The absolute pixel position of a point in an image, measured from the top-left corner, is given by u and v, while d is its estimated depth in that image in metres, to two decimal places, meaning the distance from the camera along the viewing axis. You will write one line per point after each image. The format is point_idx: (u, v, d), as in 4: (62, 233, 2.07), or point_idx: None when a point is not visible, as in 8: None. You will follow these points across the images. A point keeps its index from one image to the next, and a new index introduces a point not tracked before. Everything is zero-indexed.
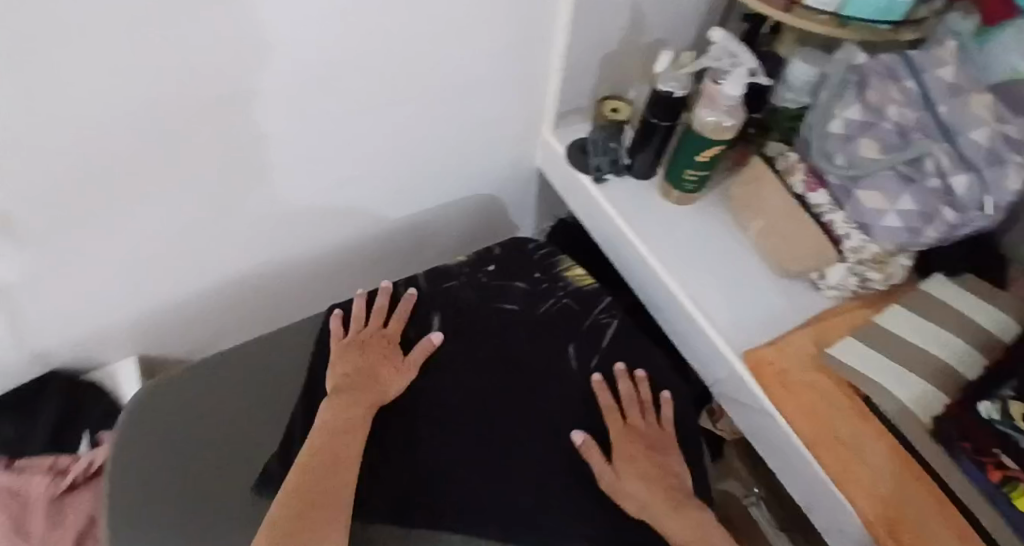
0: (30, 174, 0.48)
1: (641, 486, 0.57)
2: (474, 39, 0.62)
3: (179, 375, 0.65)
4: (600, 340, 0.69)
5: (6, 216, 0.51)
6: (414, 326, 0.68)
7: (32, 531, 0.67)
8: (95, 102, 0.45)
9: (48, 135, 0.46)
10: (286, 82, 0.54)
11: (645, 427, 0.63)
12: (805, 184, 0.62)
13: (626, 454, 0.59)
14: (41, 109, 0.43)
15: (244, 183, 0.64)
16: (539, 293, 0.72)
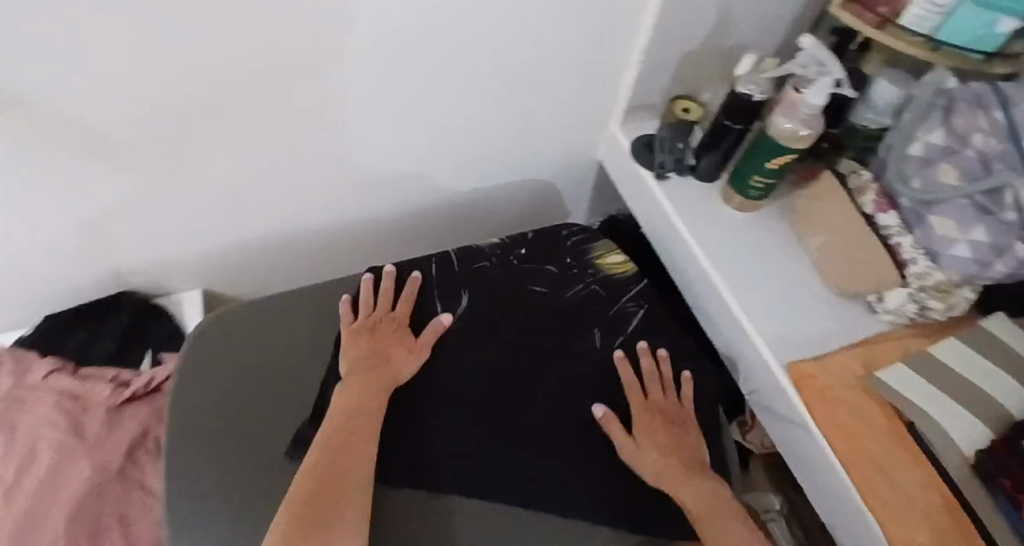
0: (138, 103, 0.52)
1: (658, 456, 0.58)
2: (559, 25, 0.63)
3: (195, 370, 0.62)
4: (626, 326, 0.68)
5: (111, 139, 0.55)
6: (423, 311, 0.66)
7: (87, 434, 0.63)
8: (205, 43, 0.48)
9: (160, 68, 0.49)
10: (376, 47, 0.56)
11: (667, 404, 0.63)
12: (874, 205, 0.62)
13: (647, 427, 0.60)
14: (159, 42, 0.46)
15: (322, 138, 0.67)
16: (568, 278, 0.71)
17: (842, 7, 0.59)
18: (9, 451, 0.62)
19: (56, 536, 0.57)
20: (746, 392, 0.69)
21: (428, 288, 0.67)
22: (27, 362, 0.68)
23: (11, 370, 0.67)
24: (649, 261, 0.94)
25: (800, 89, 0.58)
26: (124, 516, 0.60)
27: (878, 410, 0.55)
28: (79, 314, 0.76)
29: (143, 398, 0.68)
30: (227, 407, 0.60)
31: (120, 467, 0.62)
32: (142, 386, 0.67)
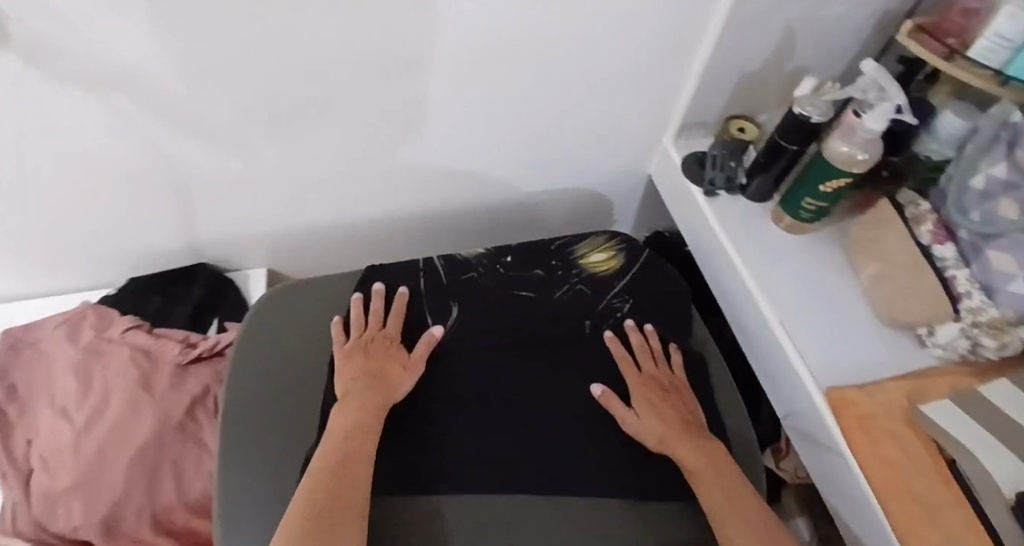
0: (239, 92, 0.59)
1: (660, 422, 0.60)
2: (623, 40, 0.66)
3: (239, 360, 0.65)
4: (615, 318, 0.70)
5: (208, 122, 0.62)
6: (412, 325, 0.67)
7: (155, 388, 0.69)
8: (304, 40, 0.54)
9: (263, 61, 0.56)
10: (450, 55, 0.61)
11: (661, 375, 0.66)
12: (931, 235, 0.60)
13: (646, 397, 0.62)
14: (266, 36, 0.53)
15: (391, 138, 0.72)
16: (554, 280, 0.72)
17: (910, 37, 0.60)
18: (85, 396, 0.68)
19: (118, 478, 0.64)
20: (782, 416, 0.68)
21: (418, 304, 0.68)
22: (108, 316, 0.74)
23: (92, 324, 0.73)
24: (693, 279, 0.94)
25: (860, 113, 0.58)
26: (178, 468, 0.66)
27: (919, 441, 0.54)
28: (158, 280, 0.82)
29: (208, 360, 0.73)
30: (272, 397, 0.62)
31: (180, 422, 0.67)
32: (208, 349, 0.72)
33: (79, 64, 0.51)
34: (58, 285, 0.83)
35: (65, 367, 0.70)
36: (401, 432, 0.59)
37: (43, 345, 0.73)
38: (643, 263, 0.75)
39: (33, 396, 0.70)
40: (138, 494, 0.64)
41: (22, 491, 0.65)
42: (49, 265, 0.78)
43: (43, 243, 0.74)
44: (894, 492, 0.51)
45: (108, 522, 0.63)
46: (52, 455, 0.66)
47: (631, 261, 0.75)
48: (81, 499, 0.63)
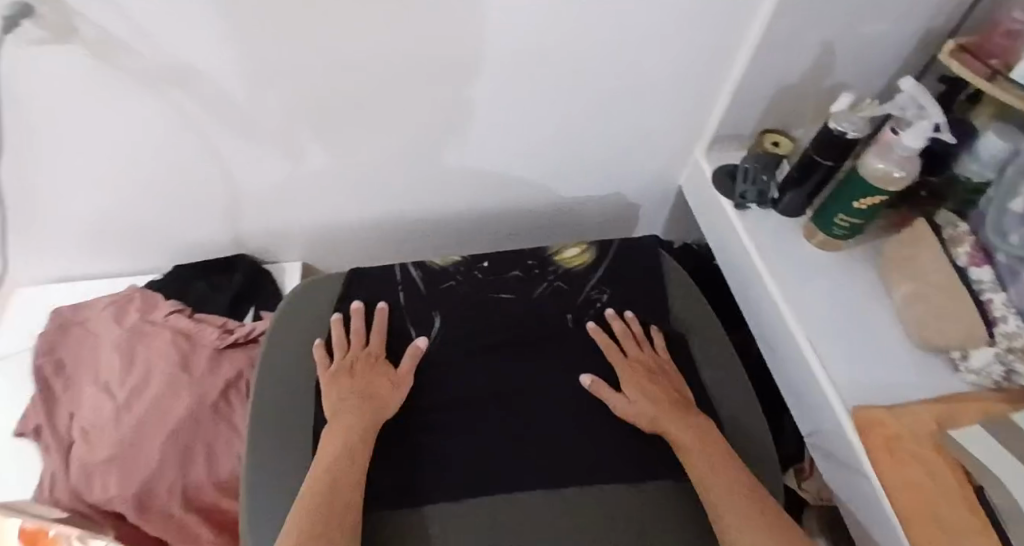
0: (289, 89, 0.62)
1: (650, 401, 0.62)
2: (659, 49, 0.67)
3: (270, 353, 0.66)
4: (597, 312, 0.72)
5: (257, 118, 0.65)
6: (394, 338, 0.68)
7: (193, 370, 0.72)
8: (353, 40, 0.57)
9: (313, 58, 0.59)
10: (489, 58, 0.64)
11: (650, 359, 0.67)
12: (968, 257, 0.60)
13: (633, 380, 0.64)
14: (318, 34, 0.56)
15: (428, 139, 0.74)
16: (532, 279, 0.74)
17: (952, 56, 0.60)
18: (127, 374, 0.71)
19: (155, 453, 0.67)
20: (805, 433, 0.68)
21: (402, 316, 0.70)
22: (152, 301, 0.78)
23: (138, 306, 0.77)
24: (720, 292, 0.94)
25: (897, 130, 0.58)
26: (209, 446, 0.69)
27: (948, 468, 0.52)
28: (202, 268, 0.84)
29: (243, 346, 0.76)
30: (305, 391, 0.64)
31: (214, 404, 0.70)
32: (244, 336, 0.75)
33: (142, 61, 0.55)
34: (108, 269, 0.87)
35: (110, 345, 0.74)
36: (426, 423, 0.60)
37: (90, 324, 0.77)
38: (612, 256, 0.77)
39: (78, 372, 0.74)
40: (171, 470, 0.67)
41: (63, 462, 0.68)
42: (102, 249, 0.83)
43: (98, 227, 0.78)
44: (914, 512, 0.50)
45: (141, 495, 0.65)
46: (93, 429, 0.69)
47: (602, 254, 0.77)
48: (118, 472, 0.66)
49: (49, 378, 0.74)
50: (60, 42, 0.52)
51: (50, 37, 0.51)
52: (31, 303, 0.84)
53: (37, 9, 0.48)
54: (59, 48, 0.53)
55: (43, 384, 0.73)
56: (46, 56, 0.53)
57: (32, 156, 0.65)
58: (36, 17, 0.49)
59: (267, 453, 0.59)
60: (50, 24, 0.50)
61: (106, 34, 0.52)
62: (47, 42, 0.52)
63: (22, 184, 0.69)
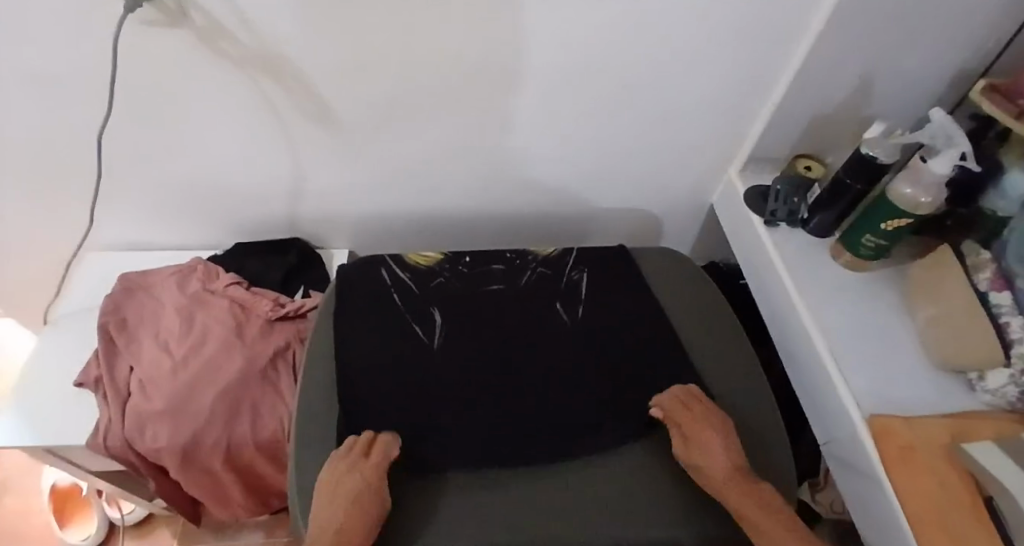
0: (368, 85, 0.69)
1: (720, 466, 0.58)
2: (702, 72, 0.72)
3: (322, 332, 0.70)
4: (579, 294, 0.76)
5: (335, 107, 0.72)
6: (397, 336, 0.68)
7: (246, 336, 0.77)
8: (429, 43, 0.64)
9: (392, 57, 0.65)
10: (548, 69, 0.69)
11: (716, 418, 0.62)
12: (990, 282, 0.62)
13: (701, 444, 0.59)
14: (400, 35, 0.63)
15: (482, 142, 0.80)
16: (515, 270, 0.78)
17: (984, 95, 0.66)
18: (186, 335, 0.77)
19: (205, 408, 0.71)
20: (822, 442, 0.70)
21: (399, 318, 0.70)
22: (213, 272, 0.84)
23: (199, 276, 0.83)
24: (746, 309, 0.96)
25: (926, 158, 0.62)
26: (255, 406, 0.73)
27: (959, 481, 0.55)
28: (261, 246, 0.91)
29: (293, 320, 0.81)
30: (346, 361, 0.66)
31: (263, 368, 0.75)
32: (294, 310, 0.80)
33: (242, 49, 0.63)
34: (172, 241, 0.94)
35: (172, 308, 0.79)
36: (467, 395, 0.64)
37: (153, 289, 0.83)
38: (580, 249, 0.82)
39: (139, 330, 0.80)
40: (218, 425, 0.71)
41: (119, 409, 0.73)
42: (169, 221, 0.90)
43: (169, 200, 0.85)
44: (925, 522, 0.53)
45: (190, 444, 0.71)
46: (149, 381, 0.74)
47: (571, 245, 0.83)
48: (169, 422, 0.71)
49: (112, 334, 0.78)
50: (169, 26, 0.60)
51: (162, 20, 0.59)
52: (100, 267, 0.92)
53: None
54: (168, 31, 0.60)
55: (106, 338, 0.78)
56: (155, 37, 0.61)
57: (125, 127, 0.73)
58: (154, 1, 0.57)
59: (310, 415, 0.63)
60: (165, 9, 0.58)
61: (211, 21, 0.59)
62: (158, 25, 0.59)
63: (111, 153, 0.77)
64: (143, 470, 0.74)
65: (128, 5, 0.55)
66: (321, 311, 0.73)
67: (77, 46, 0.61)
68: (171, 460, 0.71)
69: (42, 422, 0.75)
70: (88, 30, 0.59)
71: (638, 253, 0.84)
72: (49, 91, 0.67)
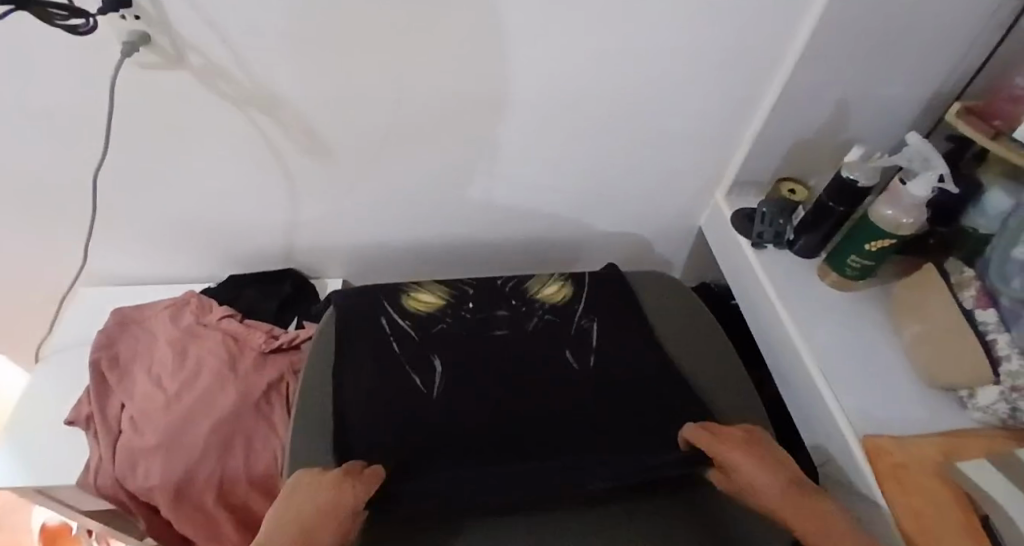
0: (359, 119, 0.71)
1: (760, 482, 0.56)
2: (685, 100, 0.74)
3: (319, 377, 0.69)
4: (590, 341, 0.75)
5: (329, 141, 0.74)
6: (397, 383, 0.67)
7: (239, 369, 0.77)
8: (420, 78, 0.66)
9: (384, 93, 0.67)
10: (537, 100, 0.71)
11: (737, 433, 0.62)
12: (974, 300, 0.63)
13: (732, 463, 0.58)
14: (391, 72, 0.65)
15: (473, 171, 0.81)
16: (520, 317, 0.78)
17: (959, 118, 0.68)
18: (179, 369, 0.77)
19: (199, 442, 0.71)
20: (817, 463, 0.70)
21: (399, 365, 0.69)
22: (206, 305, 0.84)
23: (193, 309, 0.83)
24: (738, 330, 0.97)
25: (905, 181, 0.64)
26: (248, 441, 0.73)
27: (953, 498, 0.55)
28: (256, 279, 0.91)
29: (287, 352, 0.81)
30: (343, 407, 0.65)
31: (257, 401, 0.75)
32: (288, 342, 0.81)
33: (237, 88, 0.65)
34: (166, 274, 0.95)
35: (164, 343, 0.79)
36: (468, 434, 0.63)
37: (146, 323, 0.83)
38: (588, 294, 0.82)
39: (132, 365, 0.79)
40: (211, 460, 0.71)
41: (110, 448, 0.73)
42: (164, 255, 0.90)
43: (164, 234, 0.86)
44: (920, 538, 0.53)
45: (182, 481, 0.70)
46: (141, 417, 0.74)
47: (580, 286, 0.82)
48: (162, 458, 0.70)
49: (104, 371, 0.78)
50: (165, 66, 0.61)
51: (158, 62, 0.61)
52: (93, 302, 0.92)
53: (154, 36, 0.57)
54: (164, 72, 0.62)
55: (98, 376, 0.78)
56: (152, 78, 0.63)
57: (122, 164, 0.74)
58: (150, 43, 0.58)
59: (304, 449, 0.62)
60: (161, 51, 0.59)
61: (207, 61, 0.61)
62: (154, 66, 0.61)
63: (108, 189, 0.78)
64: (135, 509, 0.73)
65: (125, 47, 0.57)
66: (316, 353, 0.72)
67: (75, 88, 0.63)
68: (162, 498, 0.70)
69: (33, 461, 0.74)
70: (86, 72, 0.61)
71: (636, 277, 0.86)
72: (46, 131, 0.68)
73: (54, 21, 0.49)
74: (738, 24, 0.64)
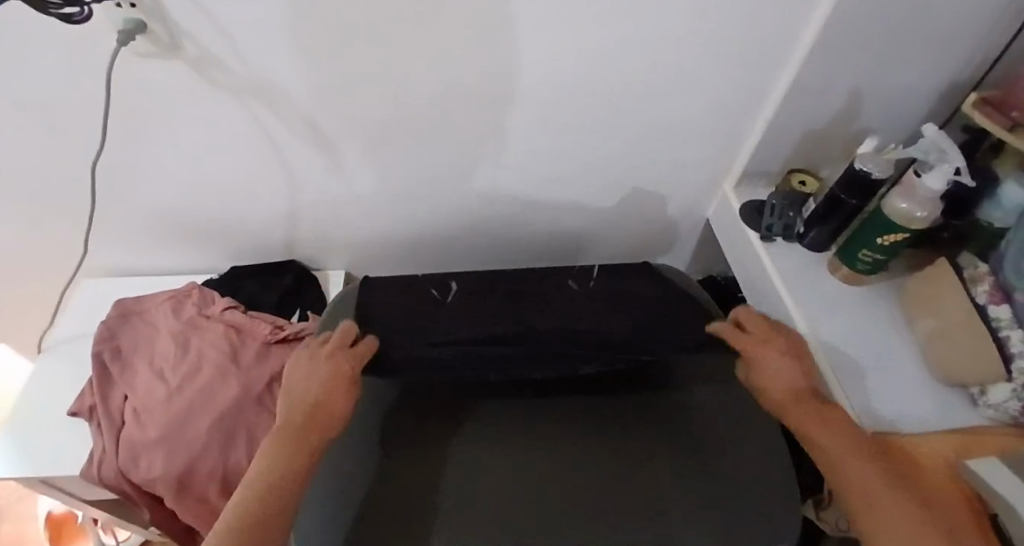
0: (364, 111, 0.70)
1: (771, 377, 0.61)
2: (694, 90, 0.73)
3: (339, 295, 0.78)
4: (592, 272, 0.82)
5: (331, 132, 0.73)
6: (416, 293, 0.77)
7: (242, 360, 0.77)
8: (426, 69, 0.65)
9: (388, 84, 0.66)
10: (544, 92, 0.70)
11: (779, 340, 0.64)
12: (988, 295, 0.61)
13: (762, 362, 0.62)
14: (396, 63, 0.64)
15: (478, 161, 0.80)
16: (530, 264, 0.87)
17: (976, 107, 0.67)
18: (181, 361, 0.76)
19: (200, 435, 0.71)
20: None
21: (420, 283, 0.79)
22: (208, 296, 0.83)
23: (195, 301, 0.82)
24: None
25: (920, 173, 0.62)
26: (252, 430, 0.73)
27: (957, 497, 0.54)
28: (257, 271, 0.90)
29: (291, 343, 0.81)
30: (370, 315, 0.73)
31: (258, 393, 0.75)
32: (294, 333, 0.81)
33: (235, 78, 0.64)
34: (168, 265, 0.94)
35: (166, 334, 0.79)
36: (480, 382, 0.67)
37: (148, 314, 0.83)
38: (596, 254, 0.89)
39: (134, 356, 0.79)
40: (214, 452, 0.71)
41: (113, 440, 0.72)
42: (165, 246, 0.89)
43: (166, 226, 0.85)
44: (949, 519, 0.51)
45: (183, 473, 0.70)
46: (144, 408, 0.73)
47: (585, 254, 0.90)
48: (164, 451, 0.70)
49: (106, 361, 0.78)
50: (163, 56, 0.60)
51: (155, 51, 0.59)
52: (94, 293, 0.91)
53: (150, 26, 0.56)
54: (161, 61, 0.61)
55: (101, 368, 0.77)
56: (149, 68, 0.61)
57: (121, 155, 0.73)
58: (147, 32, 0.57)
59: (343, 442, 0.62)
60: (158, 40, 0.58)
61: (204, 51, 0.60)
62: (152, 56, 0.60)
63: (108, 181, 0.77)
64: (139, 500, 0.73)
65: (121, 37, 0.56)
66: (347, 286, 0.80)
67: (72, 78, 0.61)
68: (166, 490, 0.70)
69: (35, 451, 0.74)
70: (82, 62, 0.60)
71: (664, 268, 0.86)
72: (41, 121, 0.67)
73: (47, 10, 0.48)
74: (750, 13, 0.63)
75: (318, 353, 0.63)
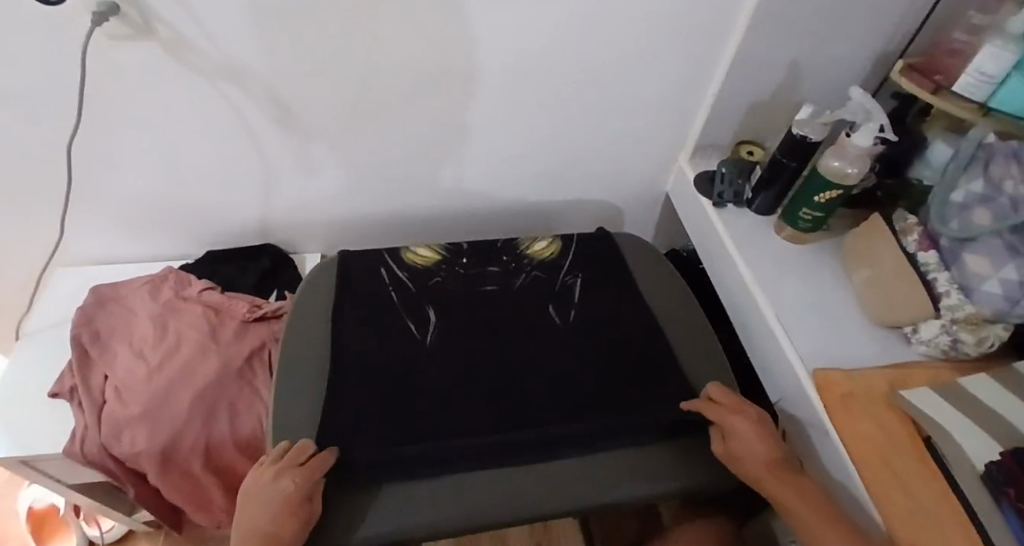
0: (333, 92, 0.73)
1: (749, 453, 0.62)
2: (646, 67, 0.77)
3: (290, 330, 0.74)
4: (572, 296, 0.82)
5: (303, 114, 0.75)
6: (395, 324, 0.75)
7: (222, 337, 0.79)
8: (391, 49, 0.68)
9: (355, 64, 0.69)
10: (505, 71, 0.74)
11: (750, 410, 0.66)
12: (917, 243, 0.66)
13: (735, 432, 0.64)
14: (362, 43, 0.67)
15: (447, 142, 0.84)
16: (510, 272, 0.84)
17: (903, 75, 0.72)
18: (160, 341, 0.78)
19: (183, 409, 0.73)
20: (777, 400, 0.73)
21: (397, 313, 0.76)
22: (185, 279, 0.86)
23: (173, 284, 0.85)
24: (705, 290, 1.01)
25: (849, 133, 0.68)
26: (233, 404, 0.75)
27: (903, 430, 0.59)
28: (234, 254, 0.93)
29: (269, 321, 0.84)
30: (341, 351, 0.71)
31: (240, 368, 0.78)
32: (271, 311, 0.84)
33: (205, 59, 0.66)
34: (144, 251, 0.96)
35: (145, 317, 0.81)
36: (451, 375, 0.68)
37: (125, 300, 0.85)
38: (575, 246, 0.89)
39: (113, 340, 0.80)
40: (197, 425, 0.73)
41: (95, 417, 0.74)
42: (140, 232, 0.91)
43: (141, 213, 0.88)
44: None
45: (167, 447, 0.72)
46: (125, 386, 0.75)
47: (566, 246, 0.89)
48: (146, 426, 0.72)
49: (85, 345, 0.79)
50: (135, 37, 0.63)
51: (127, 33, 0.62)
52: (70, 281, 0.93)
53: (123, 8, 0.59)
54: (135, 43, 0.63)
55: (79, 350, 0.78)
56: (121, 50, 0.64)
57: (95, 140, 0.75)
58: (120, 14, 0.60)
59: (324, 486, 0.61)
60: (131, 22, 0.61)
61: (175, 32, 0.63)
62: (125, 37, 0.62)
63: (82, 166, 0.79)
64: (124, 476, 0.75)
65: (95, 18, 0.59)
66: (290, 314, 0.76)
67: (46, 62, 0.64)
68: (149, 465, 0.72)
69: (15, 435, 0.75)
70: (56, 44, 0.62)
71: (624, 240, 0.92)
72: (16, 107, 0.69)
73: None
74: None
75: (264, 472, 0.58)
